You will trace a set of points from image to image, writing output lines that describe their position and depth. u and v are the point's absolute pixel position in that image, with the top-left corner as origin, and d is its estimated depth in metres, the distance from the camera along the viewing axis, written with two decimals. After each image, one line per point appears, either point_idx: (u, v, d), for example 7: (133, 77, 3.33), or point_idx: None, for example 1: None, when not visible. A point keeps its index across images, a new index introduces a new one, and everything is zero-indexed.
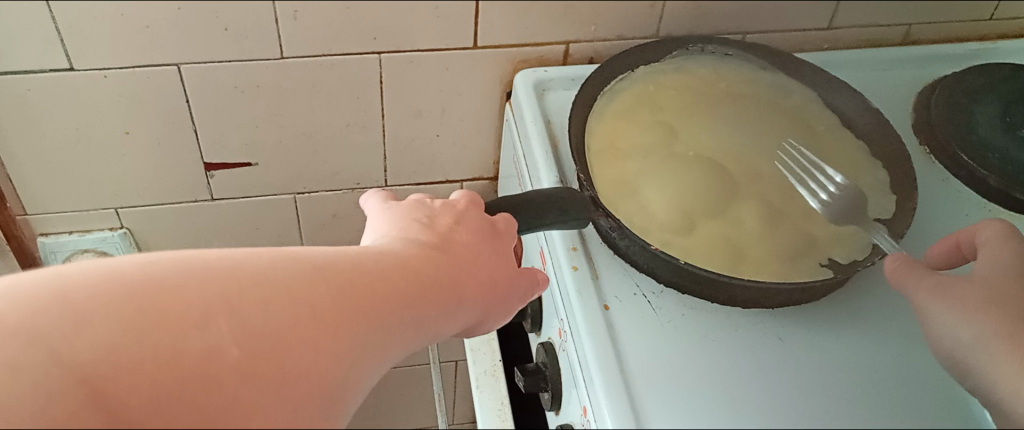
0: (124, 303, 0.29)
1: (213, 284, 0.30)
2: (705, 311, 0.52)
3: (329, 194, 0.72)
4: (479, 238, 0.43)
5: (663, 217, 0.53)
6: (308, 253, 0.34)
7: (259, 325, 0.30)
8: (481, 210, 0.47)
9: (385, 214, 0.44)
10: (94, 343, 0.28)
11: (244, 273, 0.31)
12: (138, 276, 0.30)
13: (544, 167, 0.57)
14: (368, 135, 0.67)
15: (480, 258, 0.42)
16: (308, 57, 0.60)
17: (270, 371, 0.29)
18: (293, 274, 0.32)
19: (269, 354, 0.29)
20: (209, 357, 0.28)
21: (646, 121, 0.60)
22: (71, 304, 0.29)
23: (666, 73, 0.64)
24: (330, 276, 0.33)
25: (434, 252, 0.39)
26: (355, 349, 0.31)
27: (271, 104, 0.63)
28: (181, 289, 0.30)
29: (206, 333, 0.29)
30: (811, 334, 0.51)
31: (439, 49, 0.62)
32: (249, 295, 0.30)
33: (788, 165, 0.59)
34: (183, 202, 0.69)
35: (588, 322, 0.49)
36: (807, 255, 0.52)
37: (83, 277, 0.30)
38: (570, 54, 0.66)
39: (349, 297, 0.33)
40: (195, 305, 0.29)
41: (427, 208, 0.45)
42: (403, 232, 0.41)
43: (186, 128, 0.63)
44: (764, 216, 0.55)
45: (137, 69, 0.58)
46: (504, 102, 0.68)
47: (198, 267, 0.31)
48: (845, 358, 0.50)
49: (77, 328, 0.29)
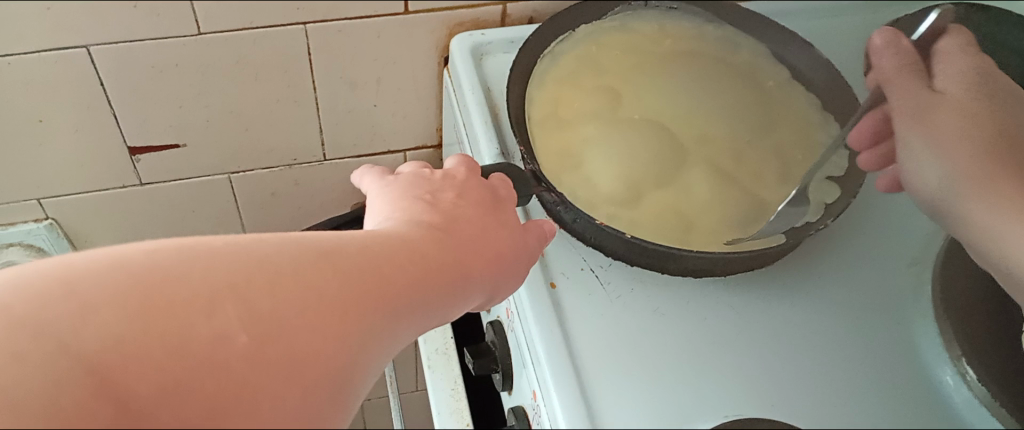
0: (136, 288, 0.27)
1: (220, 271, 0.28)
2: (656, 284, 0.50)
3: (265, 172, 0.69)
4: (479, 211, 0.42)
5: (609, 188, 0.51)
6: (309, 238, 0.32)
7: (266, 307, 0.27)
8: (483, 182, 0.45)
9: (386, 194, 0.43)
10: (102, 330, 0.26)
11: (249, 255, 0.29)
12: (146, 264, 0.27)
13: (484, 139, 0.54)
14: (301, 109, 0.64)
15: (483, 225, 0.41)
16: (229, 32, 0.56)
17: (279, 356, 0.26)
18: (294, 258, 0.30)
19: (274, 338, 0.27)
20: (217, 341, 0.26)
21: (590, 86, 0.57)
22: (79, 294, 0.26)
23: (610, 31, 0.61)
24: (334, 259, 0.31)
25: (441, 233, 0.38)
26: (366, 337, 0.29)
27: (195, 83, 0.59)
28: (188, 277, 0.27)
29: (212, 319, 0.26)
30: (766, 302, 0.49)
31: (370, 17, 0.58)
32: (257, 278, 0.28)
33: (758, 84, 0.60)
34: (111, 188, 0.66)
35: (533, 301, 0.47)
36: (758, 219, 0.51)
37: (88, 265, 0.27)
38: (509, 15, 0.63)
39: (360, 285, 0.30)
40: (200, 290, 0.27)
41: (428, 184, 0.43)
42: (409, 214, 0.39)
43: (105, 111, 0.59)
44: (713, 180, 0.53)
45: (43, 54, 0.54)
46: (442, 68, 0.64)
47: (207, 253, 0.28)
48: (800, 322, 0.48)
49: (83, 317, 0.26)
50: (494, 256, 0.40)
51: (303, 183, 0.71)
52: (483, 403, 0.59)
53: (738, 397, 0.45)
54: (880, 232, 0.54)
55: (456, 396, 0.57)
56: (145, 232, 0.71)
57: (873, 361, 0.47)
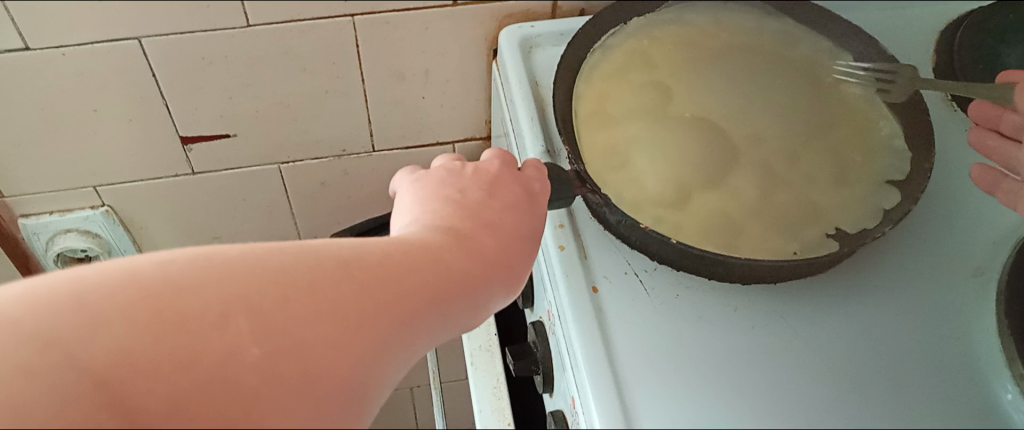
0: (143, 303, 0.28)
1: (231, 283, 0.29)
2: (703, 289, 0.48)
3: (313, 163, 0.69)
4: (512, 209, 0.42)
5: (656, 189, 0.49)
6: (331, 247, 0.33)
7: (279, 325, 0.29)
8: (518, 174, 0.45)
9: (414, 190, 0.43)
10: (109, 344, 0.27)
11: (264, 270, 0.30)
12: (156, 277, 0.29)
13: (530, 136, 0.53)
14: (349, 100, 0.63)
15: (512, 226, 0.41)
16: (277, 24, 0.56)
17: (291, 372, 0.28)
18: (316, 270, 0.31)
19: (289, 352, 0.28)
20: (229, 356, 0.28)
21: (641, 81, 0.56)
22: (88, 306, 0.28)
23: (662, 24, 0.59)
24: (354, 269, 0.32)
25: (467, 239, 0.38)
26: (378, 346, 0.31)
27: (244, 74, 0.59)
28: (200, 289, 0.29)
29: (225, 333, 0.28)
30: (817, 315, 0.47)
31: (417, 9, 0.57)
32: (272, 290, 0.30)
33: (818, 79, 0.57)
34: (163, 177, 0.67)
35: (574, 307, 0.46)
36: (811, 224, 0.48)
37: (99, 279, 0.29)
38: (559, 7, 0.61)
39: (377, 299, 0.31)
40: (213, 302, 0.29)
41: (457, 179, 0.43)
42: (435, 216, 0.39)
43: (156, 102, 0.60)
44: (763, 181, 0.51)
45: (96, 45, 0.54)
46: (491, 60, 0.63)
47: (219, 264, 0.30)
48: (853, 337, 0.46)
49: (92, 331, 0.28)
50: (517, 265, 0.40)
51: (352, 173, 0.71)
52: (525, 403, 0.59)
53: (781, 415, 0.43)
54: (945, 239, 0.51)
55: (498, 395, 0.56)
56: (197, 220, 0.72)
57: (927, 380, 0.44)
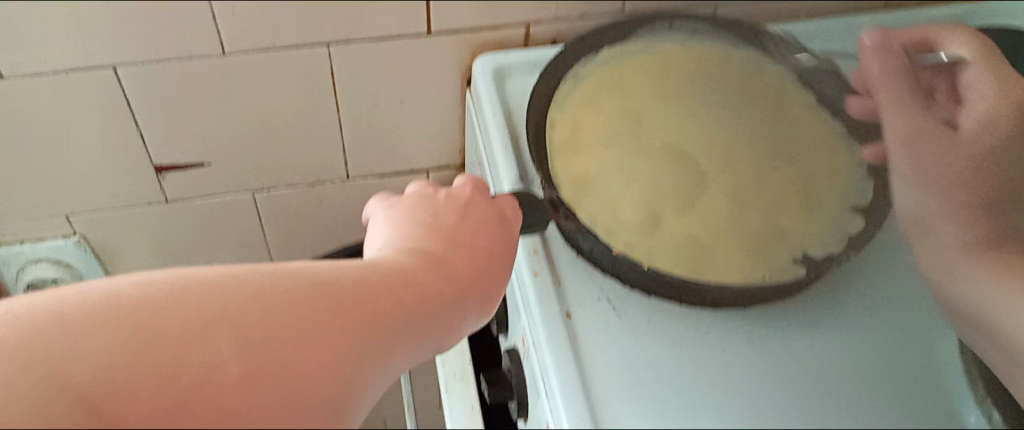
0: (130, 326, 0.23)
1: (230, 297, 0.24)
2: (674, 315, 0.49)
3: (288, 190, 0.69)
4: (488, 230, 0.41)
5: (628, 216, 0.50)
6: (311, 265, 0.29)
7: (264, 338, 0.23)
8: (491, 201, 0.45)
9: (386, 216, 0.41)
10: (92, 363, 0.22)
11: (247, 286, 0.25)
12: (135, 300, 0.24)
13: (503, 164, 0.54)
14: (324, 127, 0.64)
15: (489, 245, 0.40)
16: (253, 52, 0.56)
17: (276, 386, 0.22)
18: (288, 298, 0.25)
19: (276, 365, 0.23)
20: (210, 372, 0.22)
21: (611, 110, 0.56)
22: (71, 323, 0.23)
23: (633, 53, 0.59)
24: (331, 283, 0.26)
25: (442, 256, 0.35)
26: (368, 356, 0.25)
27: (219, 102, 0.59)
28: (183, 305, 0.24)
29: (208, 344, 0.23)
30: (813, 345, 0.48)
31: (391, 38, 0.58)
32: (253, 305, 0.24)
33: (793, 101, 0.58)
34: (138, 205, 0.67)
35: (548, 333, 0.47)
36: (780, 249, 0.49)
37: (78, 305, 0.24)
38: (532, 37, 0.62)
39: (358, 309, 0.26)
40: (196, 314, 0.24)
41: (430, 204, 0.42)
42: (411, 230, 0.38)
43: (131, 130, 0.60)
44: (733, 205, 0.52)
45: (71, 73, 0.54)
46: (465, 89, 0.64)
47: (195, 288, 0.25)
48: (880, 356, 0.48)
49: (77, 345, 0.23)
50: (495, 283, 0.38)
51: (327, 201, 0.71)
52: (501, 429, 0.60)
53: None
54: None
55: None
56: None
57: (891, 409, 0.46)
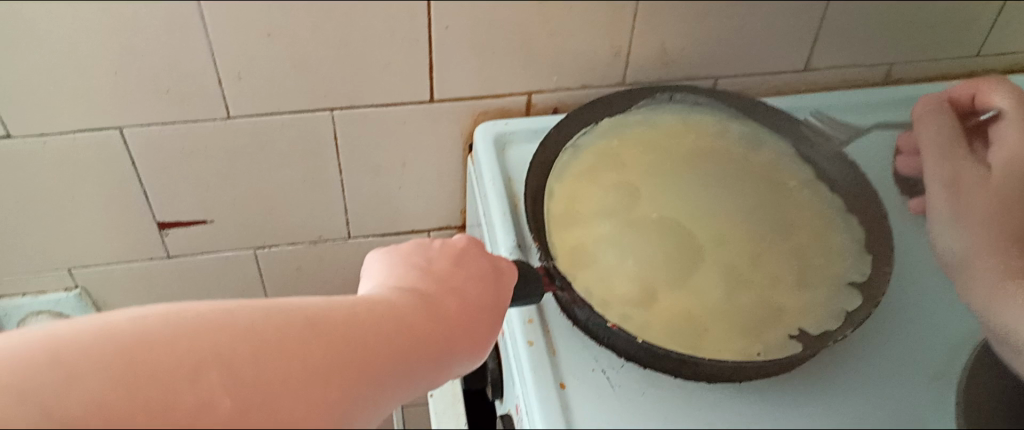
0: (122, 356, 0.26)
1: (221, 334, 0.27)
2: (669, 388, 0.49)
3: (289, 248, 0.70)
4: (480, 282, 0.42)
5: (623, 288, 0.50)
6: (293, 304, 0.30)
7: (252, 375, 0.26)
8: (483, 252, 0.46)
9: (380, 258, 0.43)
10: (81, 396, 0.24)
11: (235, 328, 0.27)
12: (131, 334, 0.26)
13: (501, 232, 0.54)
14: (326, 189, 0.65)
15: (484, 295, 0.41)
16: (258, 116, 0.57)
17: (262, 424, 0.25)
18: (284, 330, 0.28)
19: (259, 406, 0.25)
20: (202, 409, 0.25)
21: (608, 182, 0.57)
22: (65, 361, 0.25)
23: (631, 126, 0.61)
24: (338, 317, 0.30)
25: (435, 300, 0.36)
26: (349, 408, 0.27)
27: (224, 163, 0.60)
28: (174, 343, 0.26)
29: (195, 385, 0.25)
30: (818, 411, 0.48)
31: (394, 104, 0.59)
32: (242, 348, 0.27)
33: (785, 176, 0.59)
34: (139, 261, 0.67)
35: (541, 404, 0.47)
36: (774, 325, 0.49)
37: (70, 337, 0.26)
38: (533, 105, 0.63)
39: (349, 353, 0.28)
40: (184, 356, 0.26)
41: (424, 251, 0.43)
42: (399, 278, 0.38)
43: (134, 189, 0.61)
44: (728, 279, 0.52)
45: (78, 134, 0.55)
46: (466, 154, 0.65)
47: (190, 321, 0.27)
48: (890, 407, 0.48)
49: (67, 381, 0.25)
50: (486, 329, 0.38)
51: (327, 259, 0.72)
52: None
53: None
54: (904, 346, 0.51)
55: None
56: None
57: None
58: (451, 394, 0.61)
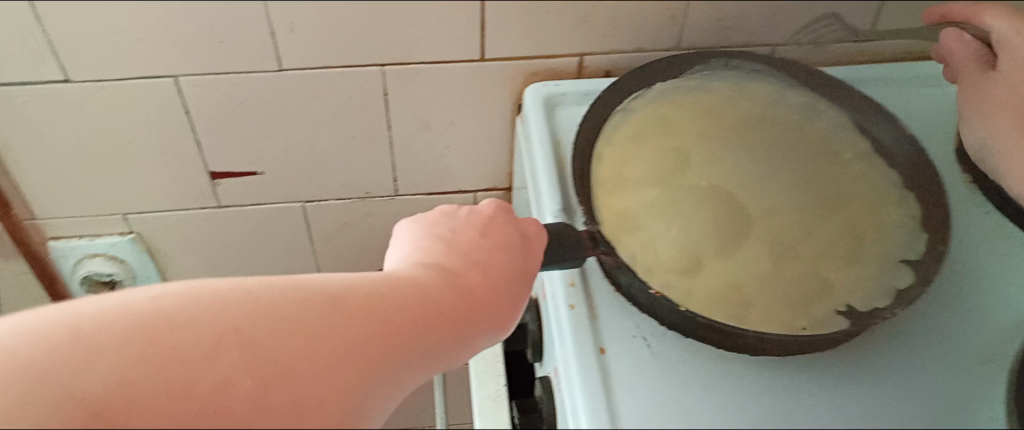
0: (140, 334, 0.29)
1: (226, 318, 0.31)
2: (710, 358, 0.48)
3: (337, 203, 0.70)
4: (503, 252, 0.43)
5: (668, 255, 0.50)
6: (322, 283, 0.34)
7: (271, 356, 0.30)
8: (513, 217, 0.46)
9: (408, 229, 0.45)
10: (105, 375, 0.28)
11: (257, 302, 0.32)
12: (150, 310, 0.30)
13: (547, 194, 0.54)
14: (375, 145, 0.65)
15: (499, 266, 0.42)
16: (310, 70, 0.57)
17: (280, 401, 0.29)
18: (306, 307, 0.32)
19: (281, 382, 0.29)
20: (219, 386, 0.29)
21: (659, 145, 0.56)
22: (87, 338, 0.29)
23: (685, 91, 0.60)
24: (344, 305, 0.33)
25: (451, 277, 0.39)
26: (367, 384, 0.31)
27: (275, 115, 0.61)
28: (192, 323, 0.30)
29: (217, 365, 0.29)
30: (865, 388, 0.47)
31: (445, 62, 0.59)
32: (263, 328, 0.31)
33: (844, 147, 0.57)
34: (191, 209, 0.69)
35: (580, 368, 0.47)
36: (821, 300, 0.48)
37: (98, 312, 0.30)
38: (585, 67, 0.62)
39: (341, 343, 0.31)
40: (204, 334, 0.30)
41: (449, 220, 0.45)
42: (425, 255, 0.41)
43: (188, 138, 0.62)
44: (777, 251, 0.51)
45: (134, 81, 0.56)
46: (516, 115, 0.64)
47: (218, 300, 0.31)
48: (931, 391, 0.47)
49: (87, 364, 0.28)
50: (506, 305, 0.41)
51: (374, 215, 0.72)
52: None
53: None
54: (956, 327, 0.50)
55: None
56: (220, 253, 0.74)
57: None
58: (491, 355, 0.61)
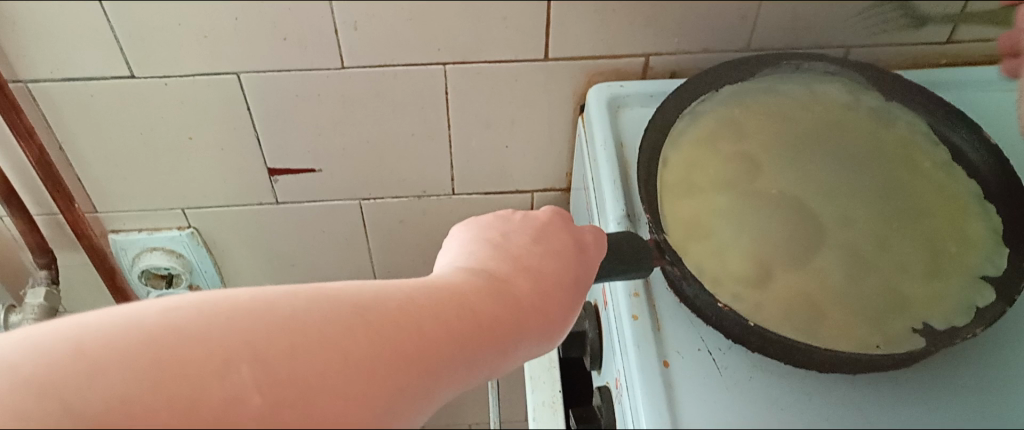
0: (147, 351, 0.27)
1: (237, 332, 0.28)
2: (778, 373, 0.47)
3: (394, 201, 0.70)
4: (560, 260, 0.40)
5: (737, 265, 0.48)
6: (350, 292, 0.32)
7: (286, 371, 0.27)
8: (567, 224, 0.43)
9: (459, 234, 0.42)
10: (108, 390, 0.26)
11: (275, 316, 0.29)
12: (159, 324, 0.27)
13: (610, 199, 0.53)
14: (434, 143, 0.64)
15: (552, 274, 0.39)
16: (371, 67, 0.57)
17: (298, 421, 0.26)
18: (329, 319, 0.29)
19: (295, 401, 0.27)
20: (230, 403, 0.26)
21: (727, 151, 0.55)
22: (91, 354, 0.26)
23: (755, 94, 0.58)
24: (373, 319, 0.30)
25: (502, 285, 0.36)
26: (404, 393, 0.29)
27: (337, 113, 0.60)
28: (205, 336, 0.27)
29: (229, 380, 0.26)
30: (945, 412, 0.45)
31: (508, 61, 0.58)
32: (279, 339, 0.28)
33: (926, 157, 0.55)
34: (250, 205, 0.68)
35: (642, 381, 0.46)
36: (898, 316, 0.46)
37: (102, 327, 0.27)
38: (651, 67, 0.60)
39: (392, 339, 0.30)
40: (213, 349, 0.27)
41: (503, 225, 0.42)
42: (473, 262, 0.38)
43: (248, 135, 0.61)
44: (852, 263, 0.49)
45: (198, 77, 0.56)
46: (578, 115, 0.63)
47: (229, 314, 0.28)
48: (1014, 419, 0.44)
49: (91, 378, 0.26)
50: (556, 319, 0.37)
51: (430, 214, 0.72)
52: None
53: None
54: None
55: None
56: (277, 248, 0.74)
57: None
58: (548, 360, 0.60)
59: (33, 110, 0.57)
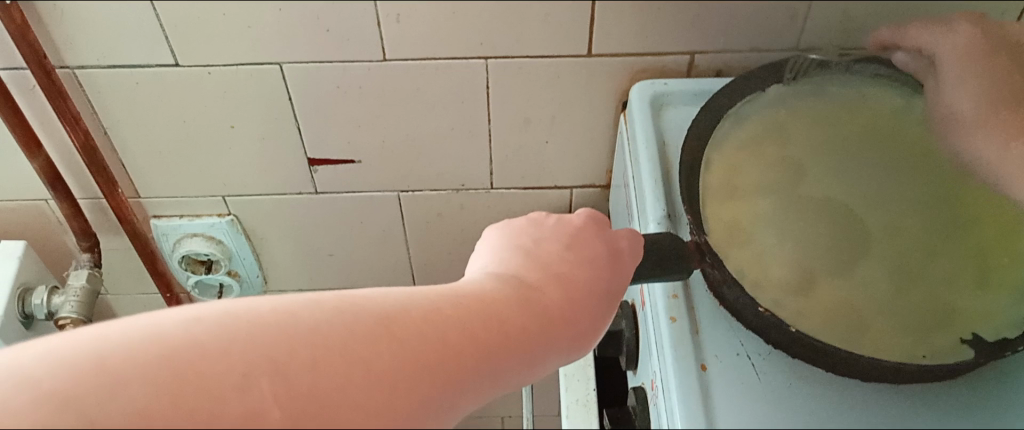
0: (168, 365, 0.26)
1: (258, 346, 0.27)
2: (819, 382, 0.46)
3: (432, 194, 0.70)
4: (591, 268, 0.39)
5: (779, 271, 0.47)
6: (375, 301, 0.31)
7: (306, 384, 0.27)
8: (600, 231, 0.43)
9: (492, 239, 0.42)
10: (128, 404, 0.25)
11: (297, 326, 0.28)
12: (180, 338, 0.27)
13: (650, 199, 0.52)
14: (473, 137, 0.64)
15: (582, 282, 0.38)
16: (412, 61, 0.56)
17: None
18: (352, 328, 0.29)
19: (314, 412, 0.26)
20: (248, 417, 0.25)
21: (772, 154, 0.53)
22: (112, 366, 0.26)
23: (802, 97, 0.57)
24: (395, 329, 0.30)
25: (530, 292, 0.35)
26: (427, 404, 0.29)
27: (377, 105, 0.60)
28: (227, 350, 0.27)
29: (247, 394, 0.26)
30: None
31: (549, 57, 0.57)
32: (299, 352, 0.27)
33: None
34: (289, 194, 0.69)
35: (680, 384, 0.45)
36: (944, 327, 0.45)
37: (124, 339, 0.27)
38: (695, 66, 0.59)
39: (417, 349, 0.29)
40: (235, 365, 0.26)
41: (535, 231, 0.41)
42: (505, 267, 0.37)
43: (289, 125, 0.62)
44: (898, 273, 0.48)
45: (240, 67, 0.56)
46: (620, 112, 0.62)
47: (251, 328, 0.28)
48: None
49: (111, 391, 0.25)
50: (587, 327, 0.37)
51: (468, 207, 0.71)
52: None
53: None
54: None
55: None
56: (315, 238, 0.74)
57: None
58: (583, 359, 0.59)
59: (79, 97, 0.58)
